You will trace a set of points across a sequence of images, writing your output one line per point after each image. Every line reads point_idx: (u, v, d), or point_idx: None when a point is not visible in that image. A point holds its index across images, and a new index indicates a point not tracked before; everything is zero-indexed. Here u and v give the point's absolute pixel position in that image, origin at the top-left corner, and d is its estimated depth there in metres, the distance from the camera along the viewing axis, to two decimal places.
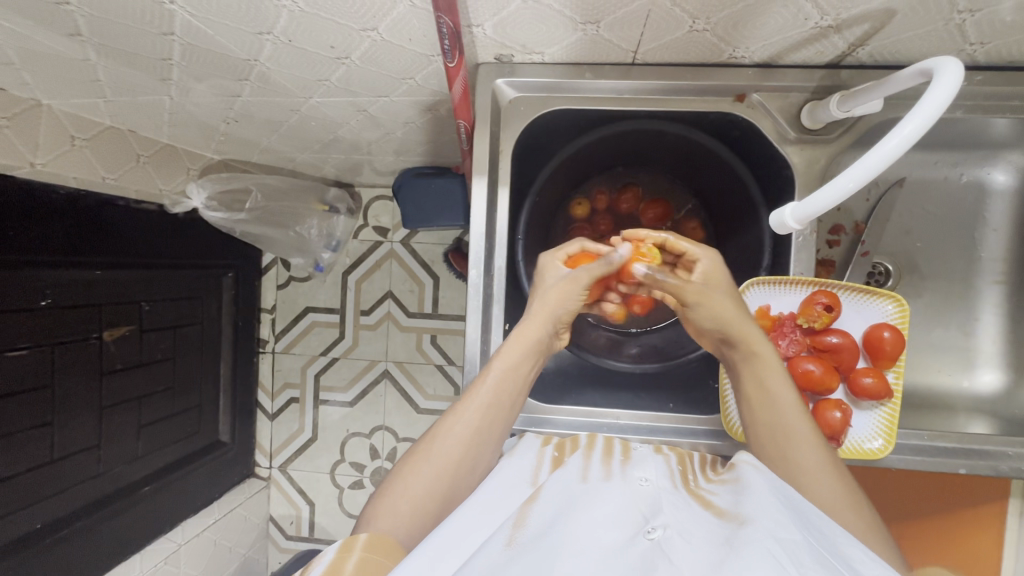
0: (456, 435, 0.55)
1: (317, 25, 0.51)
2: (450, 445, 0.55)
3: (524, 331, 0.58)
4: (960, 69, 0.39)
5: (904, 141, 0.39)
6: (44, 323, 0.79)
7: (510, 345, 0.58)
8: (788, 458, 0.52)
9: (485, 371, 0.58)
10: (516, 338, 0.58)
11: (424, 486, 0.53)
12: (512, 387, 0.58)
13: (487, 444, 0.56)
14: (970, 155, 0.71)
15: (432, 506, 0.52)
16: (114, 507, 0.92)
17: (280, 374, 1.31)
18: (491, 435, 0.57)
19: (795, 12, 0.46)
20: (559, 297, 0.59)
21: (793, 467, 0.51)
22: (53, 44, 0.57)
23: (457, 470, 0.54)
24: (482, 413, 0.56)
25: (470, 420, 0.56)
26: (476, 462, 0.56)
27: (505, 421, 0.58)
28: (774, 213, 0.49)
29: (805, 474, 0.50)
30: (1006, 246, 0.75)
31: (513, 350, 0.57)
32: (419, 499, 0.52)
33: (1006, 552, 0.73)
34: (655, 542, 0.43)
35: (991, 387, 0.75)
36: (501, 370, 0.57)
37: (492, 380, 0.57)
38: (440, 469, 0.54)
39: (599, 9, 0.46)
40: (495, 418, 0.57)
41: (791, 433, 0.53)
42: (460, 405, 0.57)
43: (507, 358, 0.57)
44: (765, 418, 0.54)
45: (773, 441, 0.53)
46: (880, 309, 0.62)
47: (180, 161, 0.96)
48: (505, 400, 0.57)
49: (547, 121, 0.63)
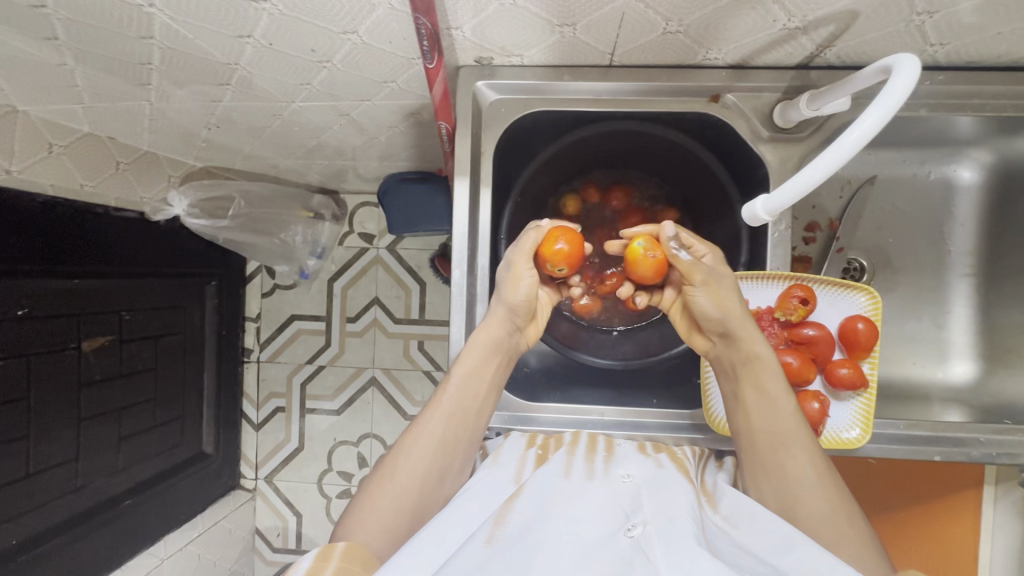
0: (420, 447, 0.56)
1: (297, 29, 0.51)
2: (414, 460, 0.55)
3: (484, 335, 0.58)
4: (919, 65, 0.41)
5: (866, 134, 0.41)
6: (18, 334, 0.77)
7: (468, 350, 0.58)
8: (790, 473, 0.53)
9: (446, 381, 0.58)
10: (476, 343, 0.58)
11: (395, 500, 0.53)
12: (474, 393, 0.58)
13: (454, 452, 0.57)
14: (938, 153, 0.74)
15: (400, 520, 0.53)
16: (95, 521, 0.90)
17: (266, 383, 1.29)
18: (456, 443, 0.57)
19: (763, 14, 0.47)
20: (518, 282, 0.57)
21: (794, 482, 0.53)
22: (30, 50, 0.56)
23: (425, 483, 0.55)
24: (447, 422, 0.57)
25: (435, 429, 0.57)
26: (443, 473, 0.56)
27: (473, 425, 0.58)
28: (748, 207, 0.52)
29: (803, 492, 0.52)
30: (975, 240, 0.77)
31: (472, 356, 0.58)
32: (388, 515, 0.52)
33: (983, 538, 0.74)
34: (635, 540, 0.45)
35: (966, 377, 0.77)
36: (461, 382, 0.57)
37: (453, 387, 0.57)
38: (406, 484, 0.54)
39: (574, 11, 0.47)
40: (458, 425, 0.57)
41: (793, 449, 0.53)
42: (423, 417, 0.58)
43: (467, 367, 0.58)
44: (763, 429, 0.55)
45: (777, 451, 0.54)
46: (854, 302, 0.63)
47: (161, 168, 0.96)
48: (467, 407, 0.58)
49: (527, 123, 0.64)
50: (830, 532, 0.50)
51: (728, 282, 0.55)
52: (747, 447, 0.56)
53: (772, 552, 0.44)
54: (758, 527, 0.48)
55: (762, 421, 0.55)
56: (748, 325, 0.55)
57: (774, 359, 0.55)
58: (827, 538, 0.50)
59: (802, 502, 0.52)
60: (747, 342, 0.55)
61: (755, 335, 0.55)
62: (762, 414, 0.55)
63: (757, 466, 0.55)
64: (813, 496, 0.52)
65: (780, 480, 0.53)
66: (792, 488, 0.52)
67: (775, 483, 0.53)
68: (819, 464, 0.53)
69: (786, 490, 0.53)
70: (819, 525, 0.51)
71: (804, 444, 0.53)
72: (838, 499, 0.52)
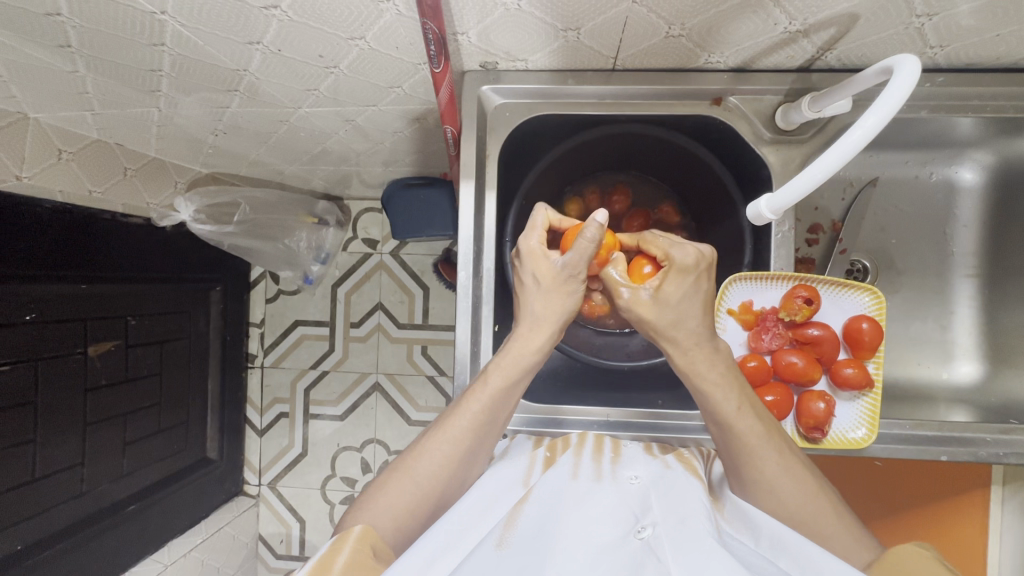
0: (444, 455, 0.52)
1: (305, 35, 0.52)
2: (436, 466, 0.52)
3: (525, 345, 0.52)
4: (918, 66, 0.42)
5: (867, 134, 0.41)
6: (27, 338, 0.78)
7: (506, 359, 0.52)
8: (750, 471, 0.50)
9: (479, 386, 0.53)
10: (516, 352, 0.52)
11: (413, 501, 0.51)
12: (508, 404, 0.54)
13: (479, 457, 0.54)
14: (939, 155, 0.74)
15: (415, 519, 0.51)
16: (99, 526, 0.89)
17: (270, 389, 1.29)
18: (482, 449, 0.54)
19: (765, 17, 0.48)
20: (565, 298, 0.53)
21: (756, 476, 0.50)
22: (43, 57, 0.57)
23: (445, 488, 0.52)
24: (474, 432, 0.53)
25: (462, 437, 0.53)
26: (465, 478, 0.53)
27: (498, 428, 0.55)
28: (752, 205, 0.52)
29: (766, 484, 0.49)
30: (977, 241, 0.77)
31: (512, 366, 0.52)
32: (404, 515, 0.51)
33: (990, 539, 0.73)
34: (645, 541, 0.45)
35: (970, 378, 0.77)
36: (495, 393, 0.52)
37: (488, 395, 0.52)
38: (426, 488, 0.52)
39: (578, 16, 0.48)
40: (488, 434, 0.54)
41: (749, 448, 0.50)
42: (448, 421, 0.53)
43: (503, 379, 0.52)
44: (718, 435, 0.51)
45: (733, 457, 0.51)
46: (858, 302, 0.64)
47: (168, 175, 0.97)
48: (499, 417, 0.54)
49: (531, 126, 0.65)
50: (802, 513, 0.49)
51: (688, 300, 0.50)
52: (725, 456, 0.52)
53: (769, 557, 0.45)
54: (754, 528, 0.48)
55: (714, 427, 0.51)
56: (682, 343, 0.50)
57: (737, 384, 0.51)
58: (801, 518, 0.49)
59: (767, 493, 0.49)
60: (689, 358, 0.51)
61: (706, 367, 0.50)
62: (720, 427, 0.51)
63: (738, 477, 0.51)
64: (778, 485, 0.49)
65: (740, 473, 0.51)
66: (754, 481, 0.50)
67: (745, 482, 0.51)
68: (777, 454, 0.50)
69: (748, 484, 0.50)
70: (790, 510, 0.49)
71: (759, 443, 0.50)
72: (816, 488, 0.50)
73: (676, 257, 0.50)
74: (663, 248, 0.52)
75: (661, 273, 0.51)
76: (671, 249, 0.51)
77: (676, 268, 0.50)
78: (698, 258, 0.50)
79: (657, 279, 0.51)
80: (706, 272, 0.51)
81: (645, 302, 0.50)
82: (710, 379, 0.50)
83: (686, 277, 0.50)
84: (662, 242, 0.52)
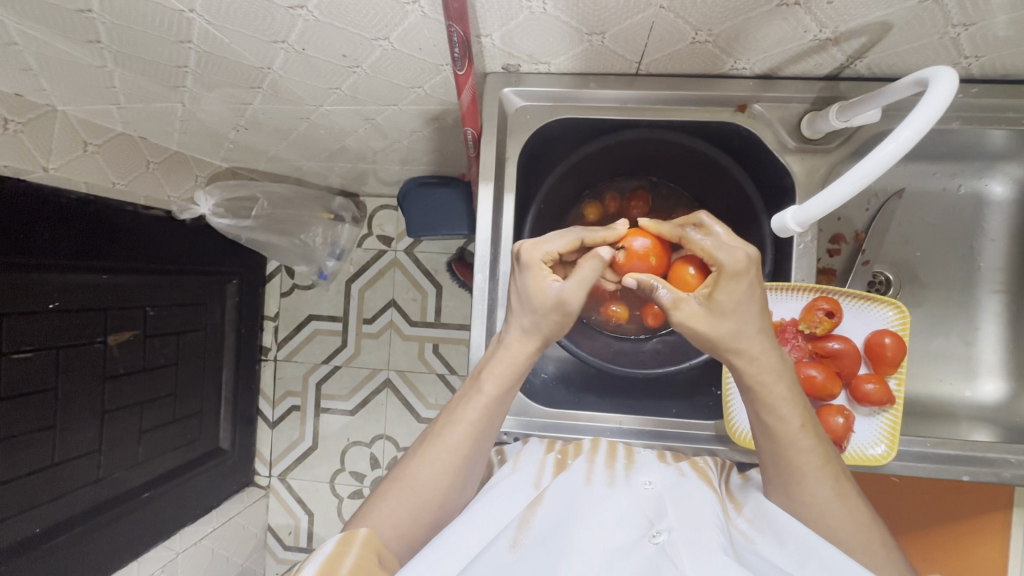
0: (439, 463, 0.52)
1: (330, 35, 0.53)
2: (432, 474, 0.52)
3: (518, 349, 0.53)
4: (956, 77, 0.41)
5: (900, 147, 0.40)
6: (51, 326, 0.79)
7: (494, 365, 0.53)
8: (798, 491, 0.49)
9: (473, 392, 0.53)
10: (506, 357, 0.53)
11: (412, 510, 0.51)
12: (502, 407, 0.54)
13: (478, 464, 0.54)
14: (968, 166, 0.73)
15: (417, 528, 0.51)
16: (117, 511, 0.91)
17: (282, 382, 1.31)
18: (479, 454, 0.54)
19: (794, 24, 0.47)
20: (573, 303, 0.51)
21: (797, 481, 0.49)
22: (73, 52, 0.58)
23: (444, 495, 0.52)
24: (468, 438, 0.53)
25: (459, 445, 0.53)
26: (465, 483, 0.53)
27: (495, 432, 0.55)
28: (776, 217, 0.52)
29: (815, 508, 0.49)
30: (1005, 255, 0.75)
31: (502, 372, 0.53)
32: (405, 523, 0.51)
33: (1011, 560, 0.72)
34: (660, 546, 0.45)
35: (994, 396, 0.75)
36: (489, 398, 0.53)
37: (483, 402, 0.53)
38: (425, 496, 0.52)
39: (604, 20, 0.48)
40: (484, 438, 0.54)
41: (797, 469, 0.49)
42: (443, 429, 0.53)
43: (494, 382, 0.53)
44: (766, 439, 0.51)
45: (782, 474, 0.50)
46: (881, 315, 0.62)
47: (189, 168, 0.97)
48: (494, 422, 0.54)
49: (552, 130, 0.65)
50: (833, 526, 0.49)
51: (745, 307, 0.47)
52: (769, 460, 0.51)
53: (794, 562, 0.44)
54: (779, 533, 0.47)
55: (761, 429, 0.51)
56: (745, 354, 0.48)
57: (784, 396, 0.49)
58: (836, 536, 0.49)
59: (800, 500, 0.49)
60: (748, 372, 0.49)
61: (755, 383, 0.49)
62: (766, 433, 0.51)
63: (778, 482, 0.51)
64: (810, 491, 0.49)
65: (784, 484, 0.50)
66: (800, 493, 0.49)
67: (783, 492, 0.51)
68: (827, 474, 0.50)
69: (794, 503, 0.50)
70: (814, 517, 0.49)
71: (802, 449, 0.49)
72: (850, 507, 0.49)
73: (726, 261, 0.47)
74: (708, 249, 0.48)
75: (714, 280, 0.47)
76: (718, 251, 0.47)
77: (728, 275, 0.46)
78: (747, 263, 0.47)
79: (709, 286, 0.48)
80: (757, 275, 0.47)
81: (699, 313, 0.48)
82: (774, 387, 0.49)
83: (740, 282, 0.47)
84: (705, 242, 0.48)
